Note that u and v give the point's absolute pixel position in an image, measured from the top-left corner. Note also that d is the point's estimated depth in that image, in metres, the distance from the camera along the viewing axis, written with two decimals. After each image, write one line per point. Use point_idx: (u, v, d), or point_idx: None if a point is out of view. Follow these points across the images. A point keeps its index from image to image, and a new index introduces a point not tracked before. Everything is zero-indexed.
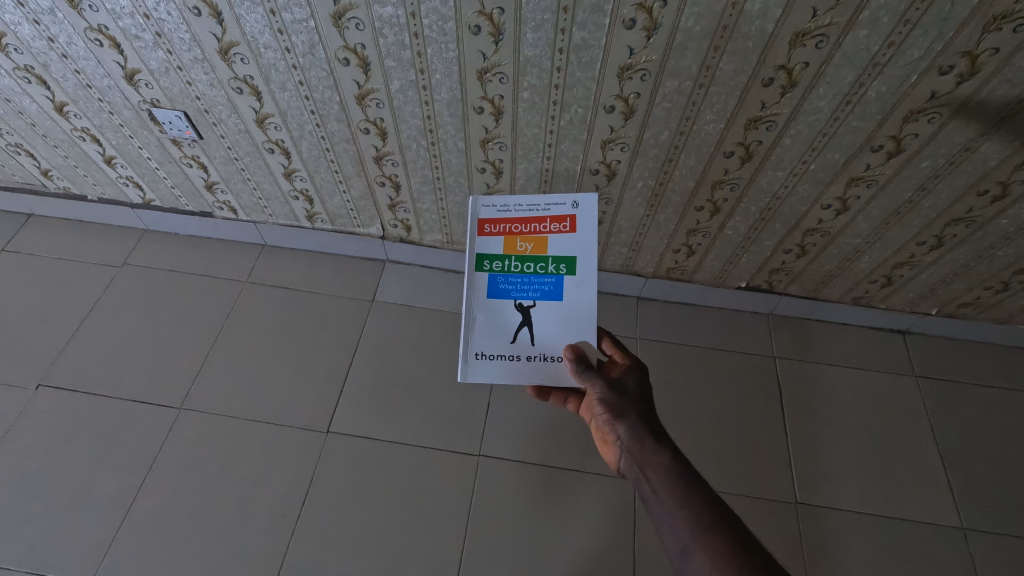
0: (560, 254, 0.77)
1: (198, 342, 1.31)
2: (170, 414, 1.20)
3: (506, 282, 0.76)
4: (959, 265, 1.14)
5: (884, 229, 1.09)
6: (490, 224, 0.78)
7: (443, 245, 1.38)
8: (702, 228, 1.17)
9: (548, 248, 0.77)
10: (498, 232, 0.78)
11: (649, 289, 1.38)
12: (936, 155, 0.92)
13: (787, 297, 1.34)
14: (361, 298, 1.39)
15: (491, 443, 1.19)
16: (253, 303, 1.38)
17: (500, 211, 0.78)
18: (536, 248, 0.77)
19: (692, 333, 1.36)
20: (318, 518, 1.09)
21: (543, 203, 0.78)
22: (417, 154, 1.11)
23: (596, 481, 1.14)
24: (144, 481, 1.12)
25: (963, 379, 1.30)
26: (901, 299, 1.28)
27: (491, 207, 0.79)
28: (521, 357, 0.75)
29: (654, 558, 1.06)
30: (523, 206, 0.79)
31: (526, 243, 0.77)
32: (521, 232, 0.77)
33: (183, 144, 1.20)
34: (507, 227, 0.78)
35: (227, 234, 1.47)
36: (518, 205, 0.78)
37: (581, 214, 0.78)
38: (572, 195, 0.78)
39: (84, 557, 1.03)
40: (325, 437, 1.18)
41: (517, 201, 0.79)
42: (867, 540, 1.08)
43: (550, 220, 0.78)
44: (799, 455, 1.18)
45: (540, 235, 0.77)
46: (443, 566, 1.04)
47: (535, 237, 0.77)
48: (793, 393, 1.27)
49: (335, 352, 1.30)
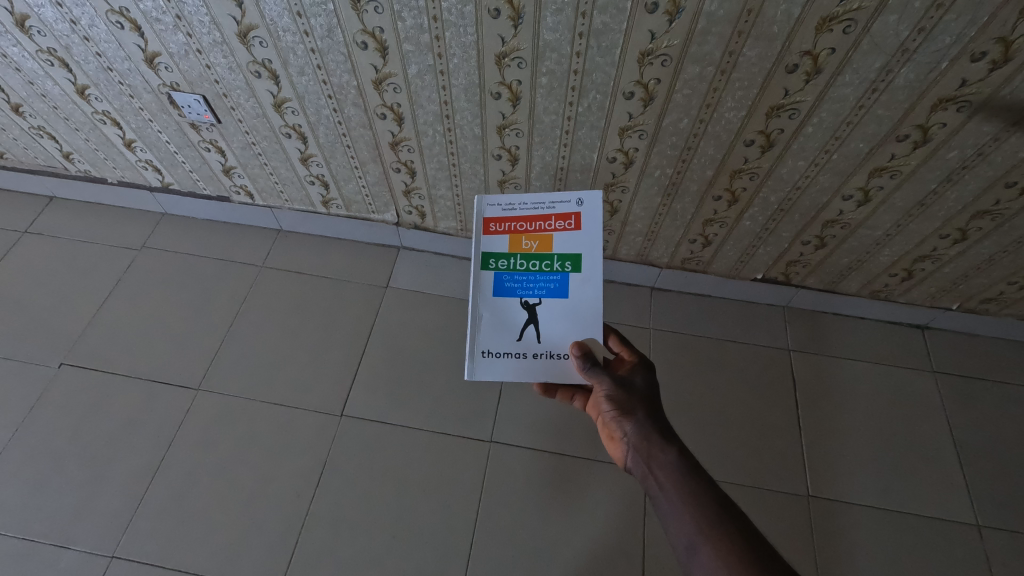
0: (567, 251, 0.76)
1: (215, 324, 1.33)
2: (188, 394, 1.23)
3: (514, 279, 0.76)
4: (983, 259, 1.12)
5: (907, 221, 1.06)
6: (495, 223, 0.78)
7: (456, 232, 1.38)
8: (719, 218, 1.16)
9: (554, 245, 0.77)
10: (503, 231, 0.77)
11: (663, 279, 1.38)
12: (963, 146, 0.90)
13: (803, 290, 1.32)
14: (375, 284, 1.40)
15: (502, 429, 1.19)
16: (269, 287, 1.39)
17: (505, 210, 0.78)
18: (542, 246, 0.76)
19: (706, 325, 1.35)
20: (332, 501, 1.11)
21: (548, 201, 0.78)
22: (433, 140, 1.11)
23: (607, 470, 1.15)
24: (163, 460, 1.14)
25: (983, 376, 1.28)
26: (921, 293, 1.26)
27: (496, 206, 0.79)
28: (528, 354, 0.75)
29: (663, 546, 1.07)
30: (528, 204, 0.78)
31: (531, 241, 0.77)
32: (526, 231, 0.77)
33: (202, 128, 1.21)
34: (512, 226, 0.77)
35: (243, 219, 1.49)
36: (523, 203, 0.78)
37: (585, 211, 0.78)
38: (577, 193, 0.78)
39: (106, 530, 1.07)
40: (338, 420, 1.20)
41: (521, 199, 0.78)
42: (880, 534, 1.08)
43: (555, 218, 0.78)
44: (812, 449, 1.17)
45: (545, 233, 0.77)
46: (454, 549, 1.06)
47: (540, 235, 0.77)
48: (806, 388, 1.25)
49: (349, 337, 1.31)
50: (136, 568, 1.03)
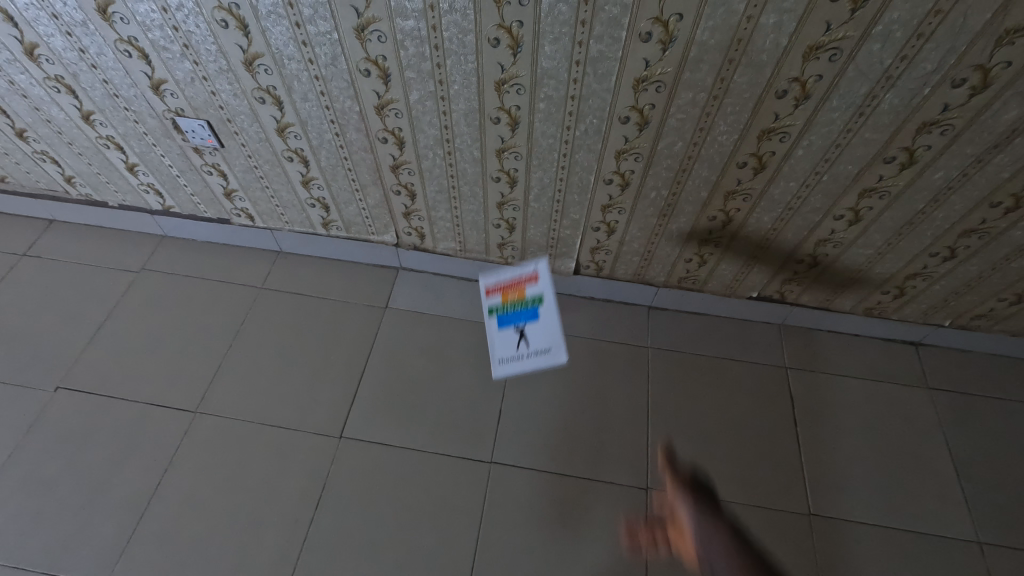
0: (535, 294, 1.03)
1: (214, 346, 1.33)
2: (185, 417, 1.22)
3: (503, 323, 1.03)
4: (973, 276, 1.14)
5: (897, 240, 1.09)
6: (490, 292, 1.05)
7: (455, 253, 1.40)
8: (713, 238, 1.18)
9: (526, 292, 1.03)
10: (494, 292, 1.05)
11: (660, 298, 1.39)
12: (948, 167, 0.93)
13: (798, 308, 1.34)
14: (374, 305, 1.41)
15: (502, 450, 1.19)
16: (268, 308, 1.39)
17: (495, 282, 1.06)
18: (519, 294, 1.03)
19: (703, 343, 1.36)
20: (331, 525, 1.09)
21: (520, 269, 1.05)
22: (433, 163, 1.13)
23: (607, 490, 1.14)
24: (159, 485, 1.13)
25: (977, 392, 1.29)
26: (914, 310, 1.28)
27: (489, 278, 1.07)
28: (524, 355, 1.00)
29: (666, 567, 1.06)
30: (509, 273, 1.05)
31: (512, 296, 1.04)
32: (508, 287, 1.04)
33: (205, 152, 1.23)
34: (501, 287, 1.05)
35: (243, 241, 1.50)
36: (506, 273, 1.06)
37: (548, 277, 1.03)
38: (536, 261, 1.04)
39: (99, 557, 1.05)
40: (337, 442, 1.19)
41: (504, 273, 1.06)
42: (883, 553, 1.08)
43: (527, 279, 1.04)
44: (812, 467, 1.17)
45: (521, 288, 1.04)
46: (454, 573, 1.05)
47: (517, 289, 1.04)
48: (804, 405, 1.26)
49: (349, 358, 1.32)
50: None
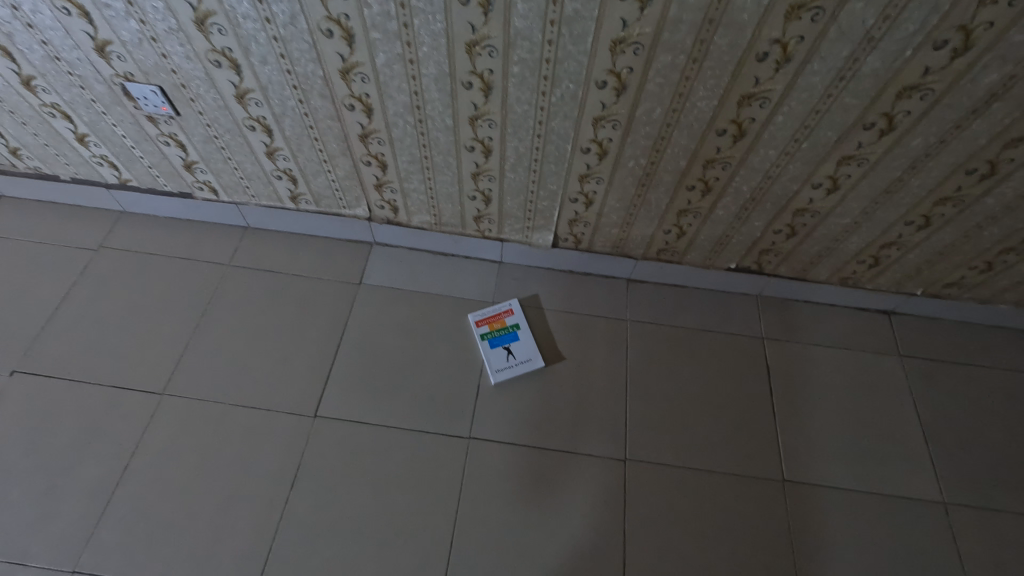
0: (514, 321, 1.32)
1: (180, 326, 1.28)
2: (152, 399, 1.18)
3: (494, 344, 1.28)
4: (946, 245, 1.15)
5: (873, 209, 1.09)
6: None
7: (430, 226, 1.36)
8: (692, 208, 1.16)
9: (507, 320, 1.32)
10: None
11: (639, 271, 1.38)
12: (926, 134, 0.92)
13: (775, 278, 1.34)
14: (348, 281, 1.36)
15: (481, 425, 1.18)
16: (237, 286, 1.34)
17: None
18: (502, 323, 1.31)
19: (682, 315, 1.36)
20: (308, 505, 1.08)
21: None
22: (403, 132, 1.08)
23: (586, 463, 1.14)
24: (126, 469, 1.10)
25: (946, 359, 1.32)
26: (888, 280, 1.29)
27: None
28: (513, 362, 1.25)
29: (643, 536, 1.07)
30: None
31: None
32: None
33: (159, 121, 1.15)
34: None
35: (207, 216, 1.43)
36: None
37: None
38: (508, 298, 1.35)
39: (66, 545, 1.02)
40: (312, 421, 1.17)
41: None
42: (853, 516, 1.10)
43: None
44: (786, 436, 1.19)
45: None
46: (434, 548, 1.04)
47: (500, 319, 1.31)
48: (779, 375, 1.27)
49: (322, 335, 1.28)
50: None
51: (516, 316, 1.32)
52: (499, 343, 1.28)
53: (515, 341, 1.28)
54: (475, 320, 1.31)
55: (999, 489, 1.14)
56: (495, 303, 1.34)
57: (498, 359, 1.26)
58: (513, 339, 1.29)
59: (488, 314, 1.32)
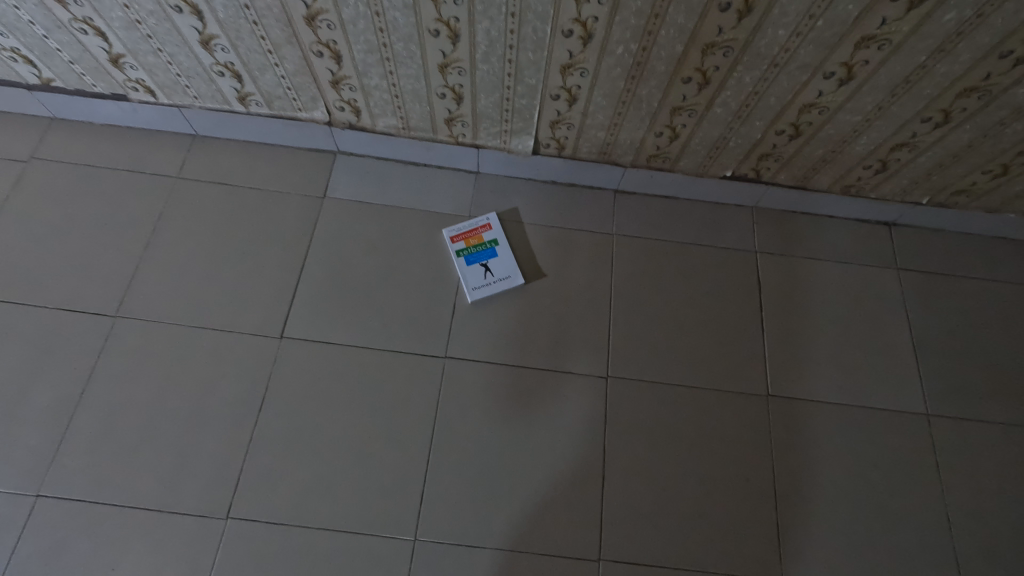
0: (491, 237, 1.23)
1: (130, 244, 1.18)
2: (105, 322, 1.10)
3: (470, 261, 1.19)
4: (962, 145, 1.05)
5: (889, 103, 0.97)
6: None
7: (398, 132, 1.22)
8: (688, 105, 1.04)
9: (484, 236, 1.22)
10: None
11: (627, 180, 1.27)
12: (961, 6, 0.80)
13: (774, 187, 1.24)
14: (311, 194, 1.25)
15: (457, 344, 1.13)
16: (188, 200, 1.23)
17: None
18: (478, 239, 1.22)
19: (671, 228, 1.27)
20: (279, 425, 1.04)
21: None
22: (356, 12, 0.93)
23: (567, 381, 1.11)
24: (84, 394, 1.05)
25: (945, 272, 1.26)
26: (893, 187, 1.20)
27: None
28: (492, 281, 1.18)
29: (624, 451, 1.06)
30: None
31: None
32: None
33: (68, 1, 0.99)
34: None
35: (149, 122, 1.28)
36: None
37: None
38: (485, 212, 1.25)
39: (27, 469, 0.98)
40: (279, 343, 1.11)
41: None
42: (836, 429, 1.09)
43: None
44: (774, 351, 1.15)
45: None
46: (410, 466, 1.03)
47: (476, 235, 1.22)
48: (771, 289, 1.22)
49: (285, 253, 1.19)
50: (68, 506, 0.96)
51: (495, 231, 1.23)
52: (476, 260, 1.20)
53: (493, 258, 1.20)
54: (451, 235, 1.22)
55: (984, 400, 1.13)
56: (471, 218, 1.24)
57: (475, 277, 1.18)
58: (491, 256, 1.20)
59: (464, 229, 1.23)
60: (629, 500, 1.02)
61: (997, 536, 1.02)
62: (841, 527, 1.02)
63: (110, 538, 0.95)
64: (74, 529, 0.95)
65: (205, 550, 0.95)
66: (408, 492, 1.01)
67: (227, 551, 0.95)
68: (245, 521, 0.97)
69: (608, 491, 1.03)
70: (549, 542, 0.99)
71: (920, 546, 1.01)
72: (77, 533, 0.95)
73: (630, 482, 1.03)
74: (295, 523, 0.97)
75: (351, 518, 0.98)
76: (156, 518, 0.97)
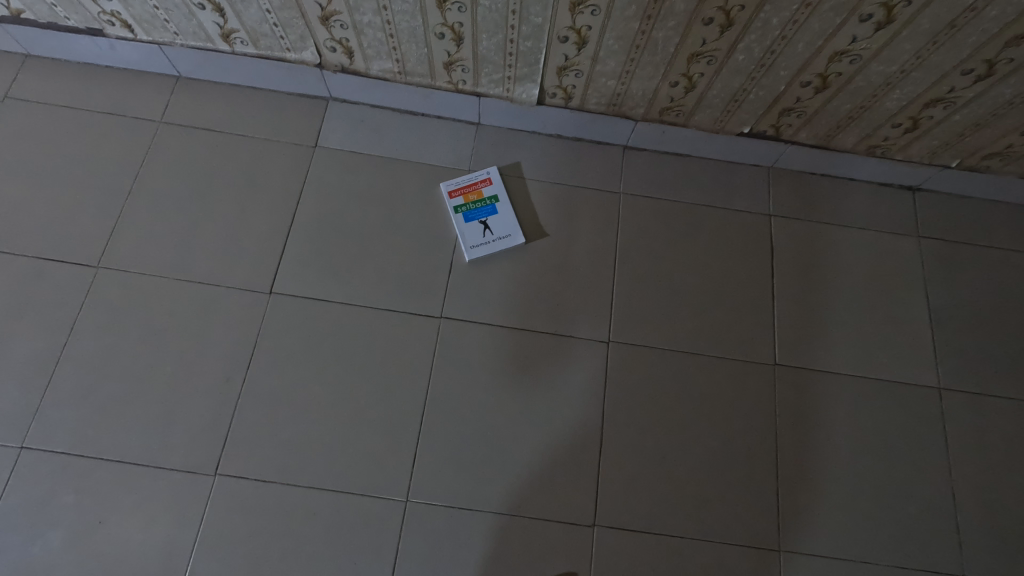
0: (491, 193, 1.16)
1: (111, 192, 1.12)
2: (87, 273, 1.06)
3: (468, 218, 1.14)
4: (1002, 102, 0.98)
5: (928, 51, 0.90)
6: None
7: (394, 77, 1.14)
8: (708, 51, 0.96)
9: (484, 192, 1.16)
10: None
11: (637, 136, 1.20)
12: None
13: (793, 146, 1.17)
14: (302, 143, 1.18)
15: (454, 304, 1.08)
16: (172, 147, 1.16)
17: None
18: (478, 195, 1.16)
19: (682, 188, 1.20)
20: (268, 383, 1.01)
21: None
22: None
23: (567, 345, 1.07)
24: (66, 346, 1.01)
25: (969, 241, 1.20)
26: (922, 149, 1.13)
27: None
28: (491, 239, 1.12)
29: (623, 418, 1.02)
30: None
31: None
32: None
33: None
34: None
35: (128, 62, 1.20)
36: None
37: None
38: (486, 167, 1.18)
39: (11, 421, 0.96)
40: (268, 299, 1.06)
41: None
42: (843, 401, 1.06)
43: None
44: (784, 319, 1.11)
45: None
46: (403, 427, 1.00)
47: (476, 191, 1.16)
48: (784, 255, 1.16)
49: (274, 205, 1.13)
50: (53, 458, 0.94)
51: (495, 187, 1.16)
52: (474, 217, 1.14)
53: (493, 215, 1.14)
54: (449, 190, 1.16)
55: (999, 376, 1.09)
56: (470, 173, 1.18)
57: (474, 235, 1.12)
58: (491, 213, 1.14)
59: (463, 184, 1.16)
60: (626, 467, 1.00)
61: (1002, 512, 1.00)
62: (843, 499, 1.00)
63: (97, 491, 0.93)
64: (60, 481, 0.93)
65: (193, 505, 0.93)
66: (400, 453, 0.98)
67: (215, 507, 0.93)
68: (234, 478, 0.95)
69: (605, 457, 1.00)
70: (544, 507, 0.97)
71: (923, 520, 0.99)
72: (63, 486, 0.93)
73: (628, 450, 1.01)
74: (285, 481, 0.95)
75: (342, 478, 0.96)
76: (143, 473, 0.95)
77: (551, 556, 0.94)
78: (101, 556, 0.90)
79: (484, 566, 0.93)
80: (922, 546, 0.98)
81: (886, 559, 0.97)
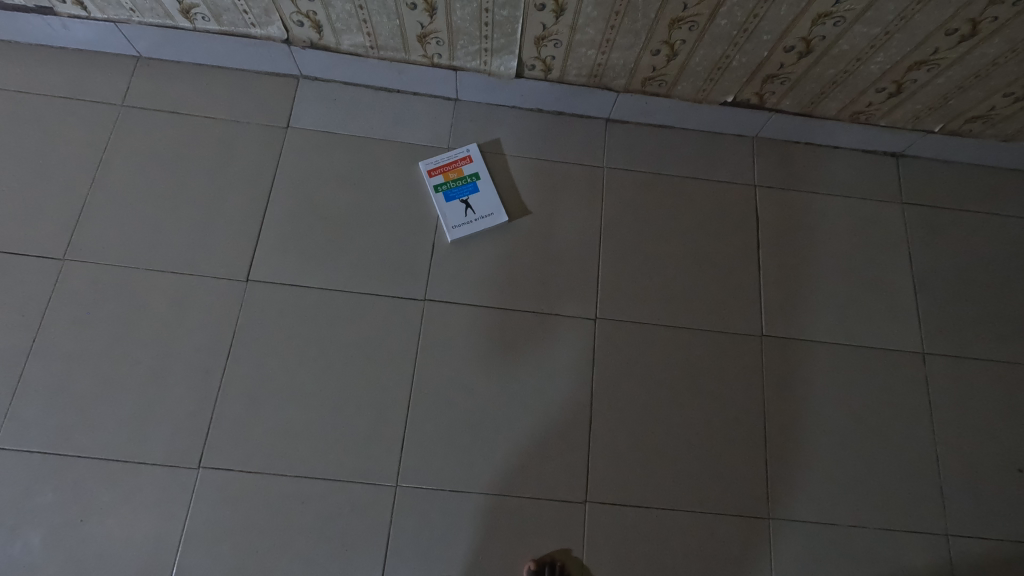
0: (472, 171, 1.13)
1: (74, 181, 1.07)
2: (53, 266, 1.02)
3: (449, 198, 1.11)
4: (985, 63, 0.96)
5: (913, 10, 0.88)
6: None
7: (365, 51, 1.10)
8: (690, 16, 0.94)
9: (464, 170, 1.13)
10: None
11: (619, 108, 1.17)
12: None
13: (777, 114, 1.15)
14: (273, 124, 1.14)
15: (437, 286, 1.06)
16: (136, 131, 1.11)
17: None
18: (458, 173, 1.13)
19: (667, 160, 1.18)
20: (249, 373, 0.98)
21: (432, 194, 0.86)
22: None
23: (554, 323, 1.05)
24: (35, 342, 0.97)
25: (952, 207, 1.20)
26: (906, 113, 1.12)
27: None
28: (474, 220, 1.10)
29: (612, 394, 1.02)
30: None
31: None
32: None
33: None
34: None
35: (83, 42, 1.14)
36: None
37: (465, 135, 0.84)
38: (466, 145, 1.14)
39: None
40: (245, 286, 1.03)
41: None
42: (829, 369, 1.06)
43: None
44: (770, 290, 1.10)
45: None
46: (390, 413, 0.98)
47: (456, 170, 1.13)
48: (770, 226, 1.15)
49: (246, 190, 1.09)
50: (29, 459, 0.92)
51: (476, 164, 1.13)
52: (455, 196, 1.11)
53: (474, 194, 1.11)
54: (428, 169, 1.13)
55: (981, 339, 1.10)
56: (450, 151, 1.15)
57: (455, 214, 1.10)
58: (472, 192, 1.11)
59: (443, 162, 1.13)
60: (616, 443, 0.99)
61: (984, 474, 1.02)
62: (830, 466, 1.01)
63: (76, 490, 0.91)
64: (37, 481, 0.91)
65: (177, 501, 0.92)
66: (388, 437, 0.97)
67: (201, 500, 0.92)
68: (219, 471, 0.93)
69: (596, 435, 0.99)
70: (535, 486, 0.96)
71: (907, 484, 1.01)
72: (40, 486, 0.91)
73: (618, 425, 1.00)
74: (272, 471, 0.94)
75: (329, 467, 0.95)
76: (123, 468, 0.92)
77: (543, 535, 0.94)
78: (85, 554, 0.88)
79: (476, 548, 0.93)
80: (908, 509, 0.99)
81: (874, 523, 0.98)
